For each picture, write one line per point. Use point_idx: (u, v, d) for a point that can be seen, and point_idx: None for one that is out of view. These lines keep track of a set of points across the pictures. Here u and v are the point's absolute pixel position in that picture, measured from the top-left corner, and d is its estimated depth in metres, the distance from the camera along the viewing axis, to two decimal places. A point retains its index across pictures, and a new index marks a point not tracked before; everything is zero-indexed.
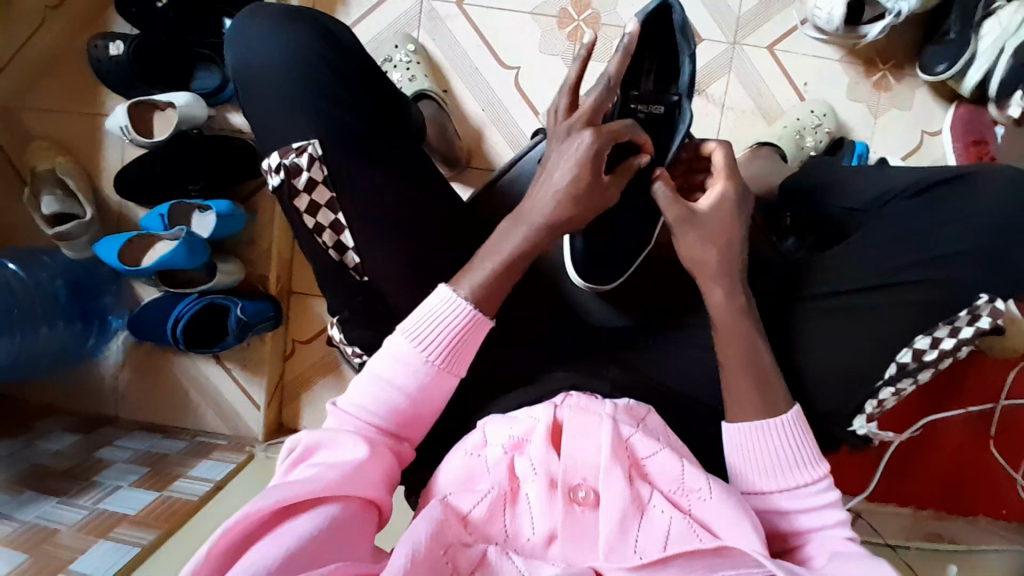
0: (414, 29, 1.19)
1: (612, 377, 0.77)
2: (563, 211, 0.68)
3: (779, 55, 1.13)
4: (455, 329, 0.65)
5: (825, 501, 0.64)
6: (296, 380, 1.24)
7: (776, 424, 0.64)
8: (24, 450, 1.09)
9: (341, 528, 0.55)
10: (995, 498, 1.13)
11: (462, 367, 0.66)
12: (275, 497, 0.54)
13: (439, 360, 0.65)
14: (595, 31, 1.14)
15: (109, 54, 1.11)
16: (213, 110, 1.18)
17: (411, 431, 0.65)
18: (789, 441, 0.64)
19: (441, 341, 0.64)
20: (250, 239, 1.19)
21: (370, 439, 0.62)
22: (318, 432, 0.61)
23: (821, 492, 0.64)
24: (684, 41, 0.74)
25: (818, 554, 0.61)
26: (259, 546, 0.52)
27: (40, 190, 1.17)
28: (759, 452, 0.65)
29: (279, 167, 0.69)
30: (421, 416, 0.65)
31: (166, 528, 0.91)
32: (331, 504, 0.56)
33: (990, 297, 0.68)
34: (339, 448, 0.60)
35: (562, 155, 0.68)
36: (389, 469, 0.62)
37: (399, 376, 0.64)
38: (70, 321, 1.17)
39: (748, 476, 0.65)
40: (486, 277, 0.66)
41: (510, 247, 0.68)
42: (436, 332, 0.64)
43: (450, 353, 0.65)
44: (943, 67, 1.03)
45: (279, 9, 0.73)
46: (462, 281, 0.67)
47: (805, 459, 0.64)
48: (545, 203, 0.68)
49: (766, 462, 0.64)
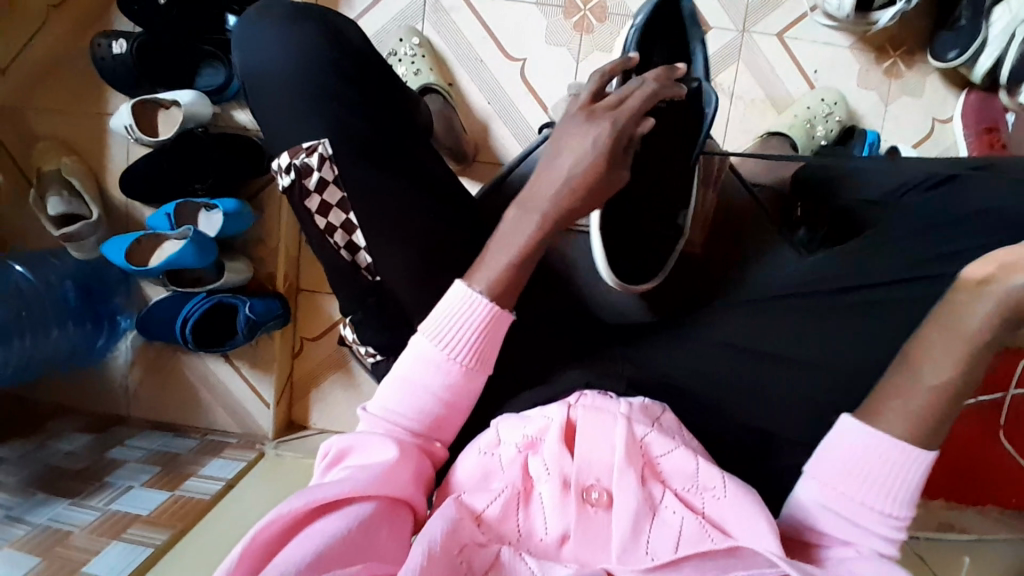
0: (418, 21, 1.17)
1: (626, 374, 0.75)
2: (572, 196, 0.66)
3: (789, 42, 1.11)
4: (478, 326, 0.64)
5: (892, 539, 0.57)
6: (305, 378, 1.23)
7: (918, 457, 0.56)
8: (37, 451, 1.09)
9: (367, 528, 0.54)
10: (1005, 487, 1.12)
11: (489, 363, 0.65)
12: (305, 498, 0.54)
13: (466, 358, 0.63)
14: (601, 21, 1.13)
15: (114, 53, 1.10)
16: (219, 108, 1.16)
17: (442, 431, 0.64)
18: (908, 473, 0.56)
19: (464, 340, 0.63)
20: (257, 237, 1.19)
21: (400, 441, 0.62)
22: (349, 435, 0.61)
23: (894, 531, 0.57)
24: (694, 28, 0.79)
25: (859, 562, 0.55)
26: (289, 548, 0.51)
27: (47, 190, 1.17)
28: (871, 460, 0.57)
29: (289, 166, 0.69)
30: (452, 415, 0.64)
31: (180, 527, 0.91)
32: (360, 504, 0.55)
33: None
34: (371, 451, 0.60)
35: (579, 140, 0.67)
36: (419, 469, 0.61)
37: (426, 377, 0.63)
38: (80, 322, 1.17)
39: (838, 468, 0.58)
40: (501, 271, 0.65)
41: (523, 238, 0.66)
42: (458, 331, 0.63)
43: (476, 351, 0.64)
44: (954, 53, 1.02)
45: (283, 7, 0.72)
46: (475, 276, 0.66)
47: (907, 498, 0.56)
48: (552, 189, 0.67)
49: (871, 473, 0.57)
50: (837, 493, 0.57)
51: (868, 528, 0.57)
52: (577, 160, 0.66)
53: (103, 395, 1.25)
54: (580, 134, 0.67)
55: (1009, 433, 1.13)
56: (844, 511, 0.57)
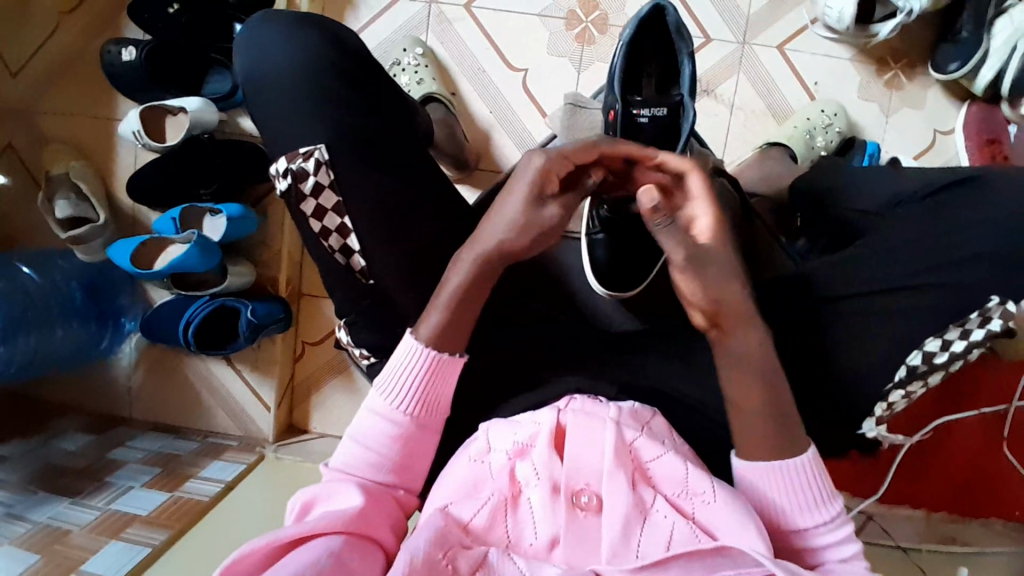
0: (422, 32, 1.19)
1: (617, 378, 0.76)
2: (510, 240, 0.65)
3: (789, 54, 1.12)
4: (421, 377, 0.65)
5: (838, 538, 0.62)
6: (305, 382, 1.24)
7: (795, 462, 0.62)
8: (40, 450, 1.11)
9: (338, 554, 0.54)
10: (1008, 500, 1.11)
11: (438, 411, 0.67)
12: (267, 537, 0.54)
13: (413, 407, 0.66)
14: (603, 32, 1.14)
15: (122, 59, 1.13)
16: (225, 115, 1.18)
17: (405, 479, 0.66)
18: (809, 479, 0.62)
19: (409, 392, 0.65)
20: (261, 241, 1.20)
21: (366, 488, 0.63)
22: (314, 487, 0.63)
23: (836, 529, 0.62)
24: (681, 40, 0.76)
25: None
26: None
27: (54, 194, 1.18)
28: (775, 485, 0.63)
29: (286, 171, 0.70)
30: (413, 460, 0.66)
31: (177, 528, 0.92)
32: (326, 537, 0.56)
33: (1001, 300, 0.68)
34: (338, 499, 0.61)
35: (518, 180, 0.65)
36: (386, 510, 0.62)
37: (380, 429, 0.66)
38: (85, 321, 1.18)
39: (759, 505, 0.64)
40: (444, 316, 0.65)
41: (457, 282, 0.66)
42: (403, 382, 0.66)
43: (422, 401, 0.66)
44: (956, 65, 1.02)
45: (287, 16, 0.74)
46: (425, 323, 0.66)
47: (824, 497, 0.62)
48: (496, 233, 0.66)
49: (783, 496, 0.62)
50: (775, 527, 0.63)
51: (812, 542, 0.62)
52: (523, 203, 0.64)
53: (105, 395, 1.26)
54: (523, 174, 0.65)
55: (1012, 445, 1.11)
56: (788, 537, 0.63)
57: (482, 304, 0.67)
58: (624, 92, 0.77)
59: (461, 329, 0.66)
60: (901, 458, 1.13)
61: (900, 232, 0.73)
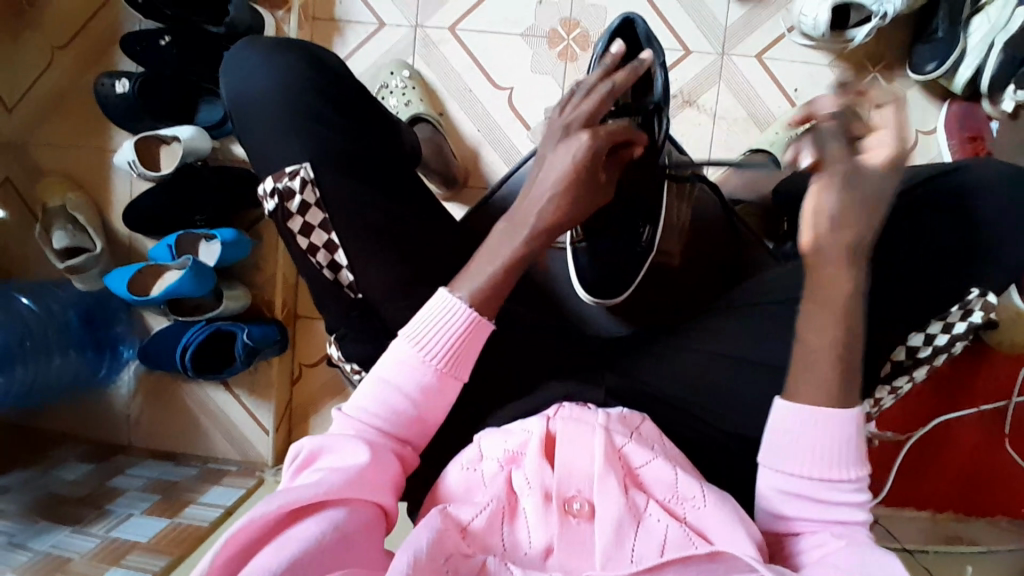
0: (408, 55, 1.21)
1: (606, 384, 0.76)
2: (559, 211, 0.70)
3: (768, 62, 1.14)
4: (455, 333, 0.66)
5: (856, 501, 0.59)
6: (303, 405, 1.24)
7: (843, 416, 0.59)
8: (40, 480, 1.11)
9: (344, 531, 0.55)
10: (1015, 496, 1.10)
11: (464, 368, 0.67)
12: (278, 502, 0.54)
13: (444, 363, 0.66)
14: (584, 48, 1.17)
15: (116, 91, 1.16)
16: (217, 142, 1.20)
17: (415, 435, 0.66)
18: (847, 436, 0.59)
19: (442, 344, 0.65)
20: (255, 266, 1.22)
21: (374, 441, 0.63)
22: (320, 438, 0.62)
23: (856, 492, 0.59)
24: (652, 49, 0.77)
25: (834, 541, 0.58)
26: (262, 552, 0.52)
27: (52, 224, 1.21)
28: (813, 435, 0.59)
29: (273, 191, 0.71)
30: (427, 418, 0.66)
31: (178, 553, 0.92)
32: (334, 509, 0.56)
33: (982, 291, 0.69)
34: (344, 454, 0.61)
35: (557, 155, 0.70)
36: (391, 469, 0.62)
37: (404, 381, 0.65)
38: (82, 350, 1.20)
39: (788, 454, 0.60)
40: (484, 281, 0.67)
41: (508, 250, 0.69)
42: (438, 335, 0.65)
43: (453, 356, 0.66)
44: (932, 66, 1.04)
45: (272, 40, 0.75)
46: (460, 284, 0.68)
47: (855, 457, 0.59)
48: (539, 202, 0.70)
49: (818, 449, 0.59)
50: (795, 479, 0.60)
51: (830, 502, 0.59)
52: (564, 172, 0.70)
53: (104, 422, 1.27)
54: (559, 150, 0.71)
55: (1015, 441, 1.11)
56: (806, 494, 0.60)
57: (519, 274, 0.70)
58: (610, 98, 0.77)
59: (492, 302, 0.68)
60: (904, 455, 1.12)
61: None
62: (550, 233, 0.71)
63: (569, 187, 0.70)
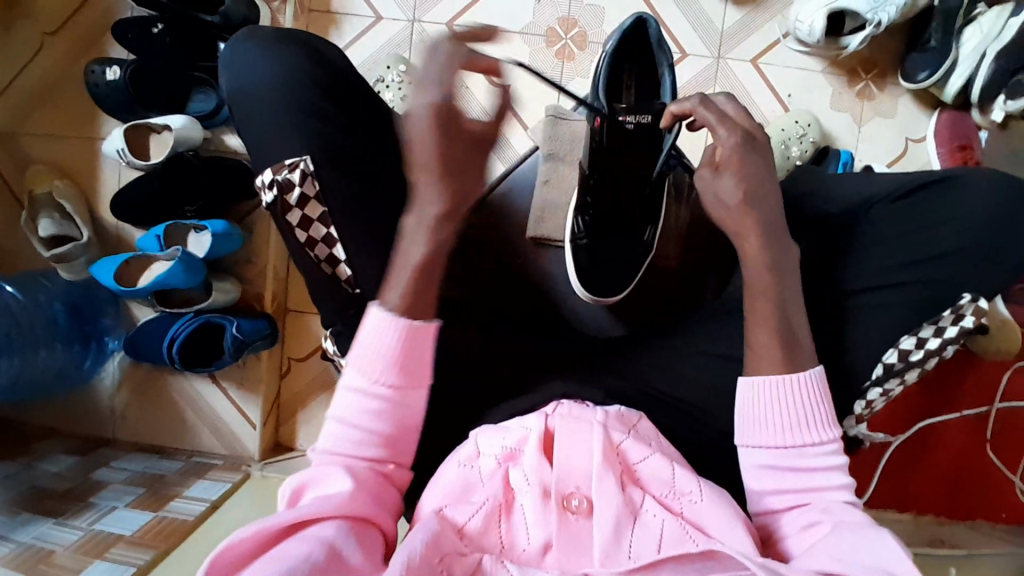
0: (405, 50, 1.20)
1: (605, 385, 0.78)
2: (446, 198, 0.65)
3: (763, 67, 1.15)
4: (393, 346, 0.65)
5: (830, 462, 0.64)
6: (290, 400, 1.24)
7: (797, 377, 0.64)
8: (24, 472, 1.08)
9: (332, 543, 0.56)
10: (996, 501, 1.13)
11: (419, 376, 0.67)
12: (259, 525, 0.56)
13: (395, 377, 0.66)
14: (582, 48, 1.17)
15: (107, 79, 1.14)
16: (210, 132, 1.19)
17: (394, 452, 0.67)
18: (809, 397, 0.64)
19: (384, 362, 0.65)
20: (246, 258, 1.20)
21: (352, 468, 0.64)
22: (302, 473, 0.63)
23: (830, 453, 0.64)
24: (661, 53, 0.78)
25: (821, 525, 0.61)
26: (251, 569, 0.54)
27: (38, 213, 1.18)
28: (775, 403, 0.64)
29: (272, 183, 0.70)
30: (398, 434, 0.67)
31: (163, 548, 0.90)
32: (322, 525, 0.58)
33: (973, 296, 0.71)
34: (327, 483, 0.62)
35: (416, 133, 0.61)
36: (374, 489, 0.63)
37: (361, 403, 0.65)
38: (69, 343, 1.18)
39: (755, 427, 0.65)
40: (409, 287, 0.67)
41: (416, 250, 0.67)
42: (379, 354, 0.65)
43: (400, 368, 0.66)
44: (925, 73, 1.06)
45: (270, 32, 0.75)
46: (391, 294, 0.67)
47: (819, 420, 0.64)
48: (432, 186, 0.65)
49: (785, 415, 0.64)
50: (769, 449, 0.64)
51: (806, 468, 0.64)
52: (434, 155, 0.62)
53: (89, 415, 1.25)
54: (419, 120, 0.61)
55: (998, 446, 1.14)
56: (784, 464, 0.64)
57: (441, 267, 0.69)
58: (610, 101, 0.78)
59: (424, 298, 0.68)
60: (890, 456, 1.13)
61: (874, 234, 0.74)
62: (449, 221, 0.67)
63: (447, 174, 0.64)
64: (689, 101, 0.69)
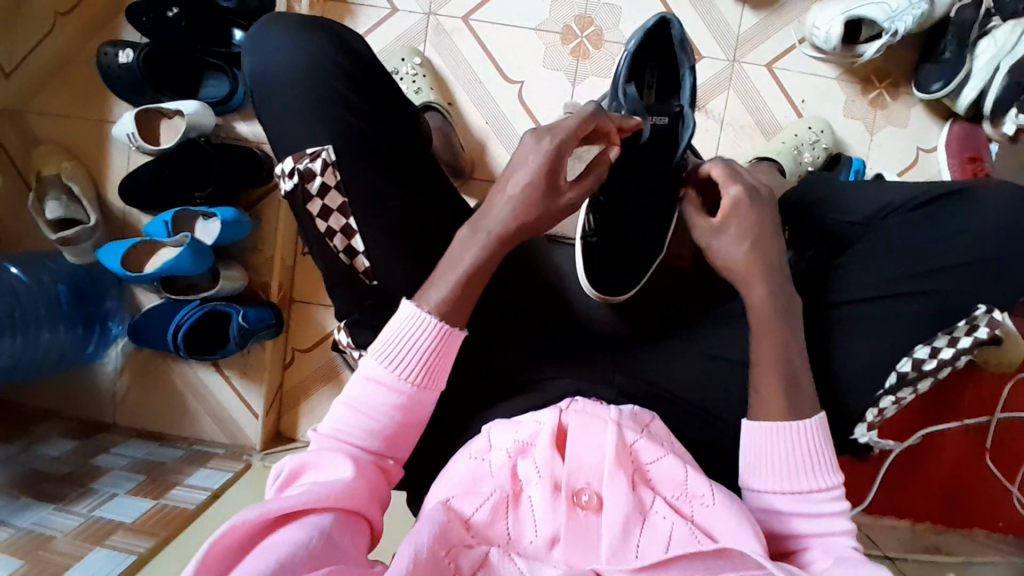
0: (419, 43, 1.20)
1: (617, 383, 0.79)
2: (518, 221, 0.69)
3: (778, 72, 1.15)
4: (425, 347, 0.66)
5: (835, 509, 0.64)
6: (294, 390, 1.24)
7: (802, 425, 0.65)
8: (23, 455, 1.07)
9: (328, 534, 0.56)
10: (992, 511, 1.13)
11: (439, 381, 0.67)
12: (257, 510, 0.55)
13: (417, 376, 0.66)
14: (598, 48, 1.17)
15: (120, 61, 1.14)
16: (220, 119, 1.18)
17: (395, 449, 0.67)
18: (810, 444, 0.65)
19: (412, 360, 0.66)
20: (253, 247, 1.19)
21: (355, 457, 0.64)
22: (301, 455, 0.63)
23: (833, 499, 0.64)
24: (684, 54, 0.77)
25: (823, 559, 0.61)
26: (244, 561, 0.52)
27: (46, 194, 1.17)
28: (781, 448, 0.65)
29: (292, 171, 0.70)
30: (406, 430, 0.67)
31: (164, 536, 0.89)
32: (318, 515, 0.57)
33: (988, 308, 0.71)
34: (328, 469, 0.62)
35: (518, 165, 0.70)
36: (373, 483, 0.63)
37: (376, 394, 0.66)
38: (72, 325, 1.16)
39: (760, 470, 0.66)
40: (451, 290, 0.67)
41: (469, 257, 0.68)
42: (409, 352, 0.66)
43: (425, 369, 0.66)
44: (938, 85, 1.06)
45: (297, 18, 0.74)
46: (427, 296, 0.68)
47: (823, 464, 0.65)
48: (513, 203, 0.69)
49: (786, 461, 0.65)
50: (777, 495, 0.65)
51: (810, 512, 0.64)
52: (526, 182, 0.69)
53: (90, 400, 1.24)
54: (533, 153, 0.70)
55: (996, 457, 1.14)
56: (789, 508, 0.64)
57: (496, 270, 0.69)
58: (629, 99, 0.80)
59: (469, 299, 0.68)
60: (890, 464, 1.14)
61: (889, 242, 0.74)
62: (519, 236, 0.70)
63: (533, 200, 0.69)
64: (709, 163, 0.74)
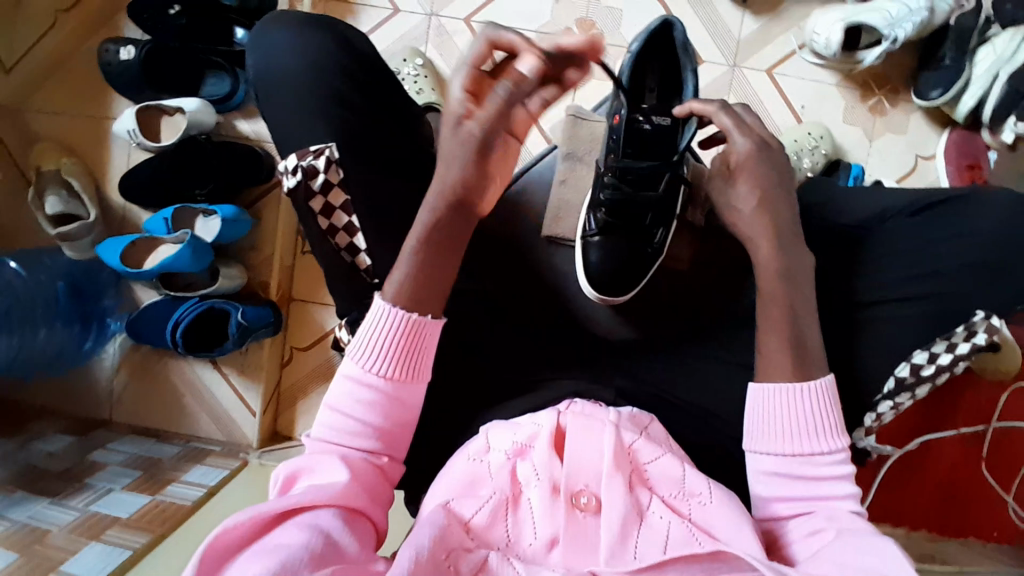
0: (422, 43, 1.21)
1: (616, 384, 0.79)
2: (467, 181, 0.68)
3: (778, 78, 1.16)
4: (395, 337, 0.66)
5: (838, 473, 0.64)
6: (291, 389, 1.24)
7: (812, 386, 0.65)
8: (20, 450, 1.08)
9: (325, 530, 0.56)
10: (987, 519, 1.14)
11: (417, 370, 0.67)
12: (252, 511, 0.55)
13: (391, 369, 0.66)
14: (599, 50, 1.17)
15: (120, 58, 1.14)
16: (222, 118, 1.19)
17: (388, 446, 0.67)
18: (813, 407, 0.65)
19: (386, 353, 0.66)
20: (253, 245, 1.20)
21: (348, 460, 0.64)
22: (294, 462, 0.63)
23: (837, 463, 0.64)
24: (687, 58, 0.77)
25: (825, 530, 0.61)
26: (243, 561, 0.52)
27: (45, 189, 1.17)
28: (784, 409, 0.65)
29: (296, 168, 0.70)
30: (395, 427, 0.67)
31: (160, 531, 0.89)
32: (314, 513, 0.57)
33: (987, 314, 0.71)
34: (322, 472, 0.62)
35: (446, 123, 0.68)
36: (368, 483, 0.63)
37: (355, 393, 0.66)
38: (69, 323, 1.16)
39: (768, 435, 0.65)
40: (408, 271, 0.68)
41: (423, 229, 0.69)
42: (379, 344, 0.66)
43: (399, 358, 0.66)
44: (938, 92, 1.06)
45: (299, 16, 0.74)
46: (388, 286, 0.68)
47: (827, 430, 0.64)
48: (452, 164, 0.68)
49: (792, 424, 0.65)
50: (777, 456, 0.65)
51: (814, 475, 0.64)
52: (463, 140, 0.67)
53: (87, 395, 1.24)
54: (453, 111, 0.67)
55: (991, 465, 1.14)
56: (790, 472, 0.64)
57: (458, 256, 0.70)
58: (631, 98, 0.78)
59: (439, 286, 0.68)
60: (886, 470, 1.15)
61: (888, 248, 0.74)
62: (462, 203, 0.69)
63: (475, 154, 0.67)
64: (711, 105, 0.71)
